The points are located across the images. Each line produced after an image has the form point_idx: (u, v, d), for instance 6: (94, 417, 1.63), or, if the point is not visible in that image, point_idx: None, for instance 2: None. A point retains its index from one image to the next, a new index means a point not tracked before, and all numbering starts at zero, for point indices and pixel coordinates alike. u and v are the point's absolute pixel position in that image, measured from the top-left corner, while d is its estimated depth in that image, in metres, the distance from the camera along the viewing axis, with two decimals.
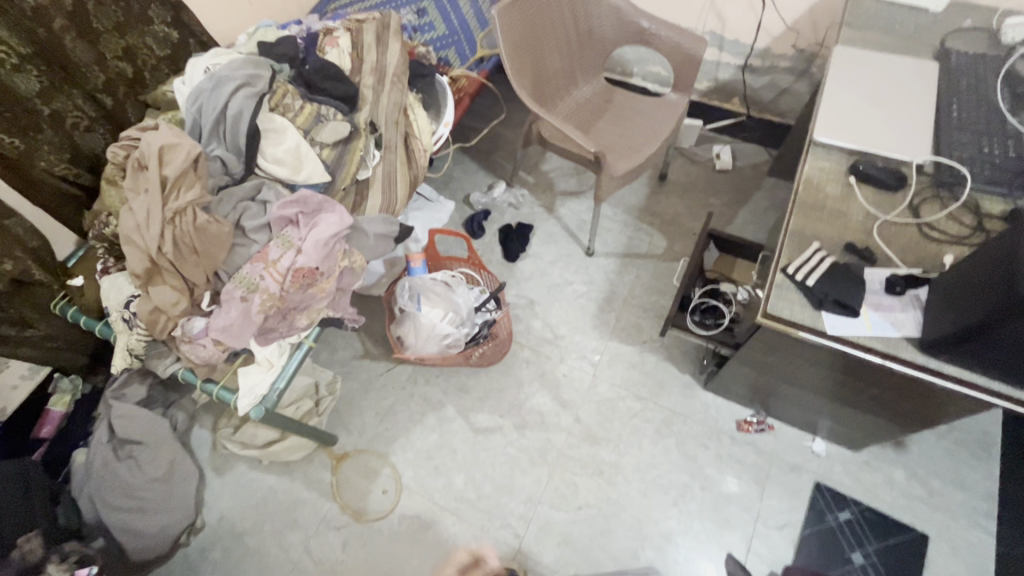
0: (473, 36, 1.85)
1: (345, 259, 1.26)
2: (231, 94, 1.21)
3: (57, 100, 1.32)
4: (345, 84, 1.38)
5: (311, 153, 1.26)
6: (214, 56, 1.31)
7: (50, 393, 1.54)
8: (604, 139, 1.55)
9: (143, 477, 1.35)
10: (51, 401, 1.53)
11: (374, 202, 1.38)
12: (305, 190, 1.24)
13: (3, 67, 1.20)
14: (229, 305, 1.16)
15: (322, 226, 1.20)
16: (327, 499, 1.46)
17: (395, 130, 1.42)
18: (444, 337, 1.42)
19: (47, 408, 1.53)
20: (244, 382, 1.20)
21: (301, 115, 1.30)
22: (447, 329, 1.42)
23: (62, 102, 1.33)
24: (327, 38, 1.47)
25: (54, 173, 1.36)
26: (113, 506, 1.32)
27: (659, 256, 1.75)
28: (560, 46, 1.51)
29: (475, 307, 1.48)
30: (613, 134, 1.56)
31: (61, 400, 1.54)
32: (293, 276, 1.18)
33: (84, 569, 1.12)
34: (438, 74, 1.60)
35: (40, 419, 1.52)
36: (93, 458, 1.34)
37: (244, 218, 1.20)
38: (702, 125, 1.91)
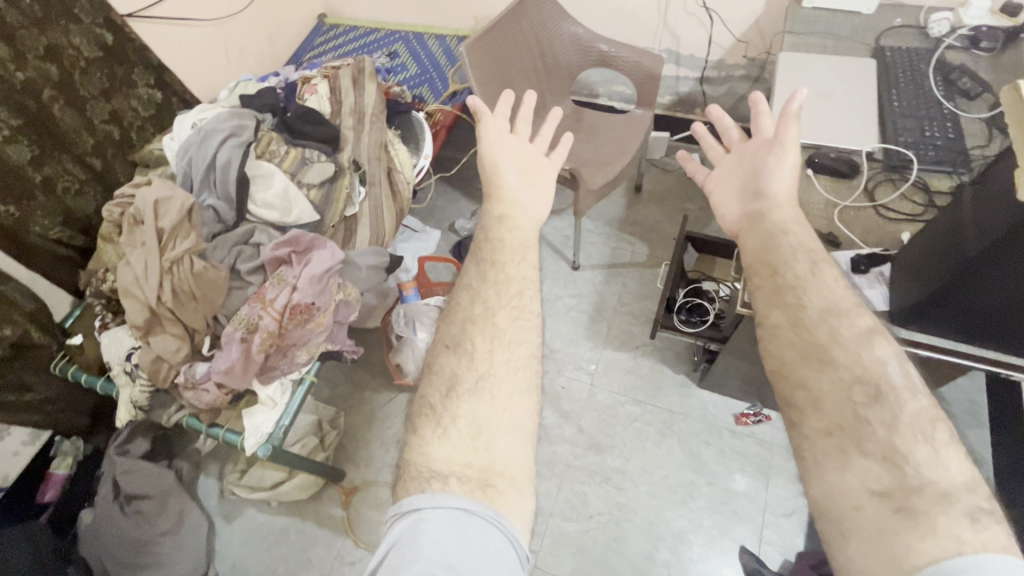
0: (444, 73, 1.94)
1: (340, 292, 1.29)
2: (220, 146, 1.27)
3: (49, 166, 1.37)
4: (327, 127, 1.45)
5: (299, 195, 1.31)
6: (199, 111, 1.38)
7: (51, 457, 1.53)
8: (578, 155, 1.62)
9: (153, 530, 1.34)
10: (53, 464, 1.53)
11: (363, 236, 1.42)
12: (296, 230, 1.29)
13: None
14: (230, 347, 1.18)
15: (315, 262, 1.25)
16: (339, 534, 1.46)
17: (377, 166, 1.48)
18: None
19: (49, 471, 1.52)
20: (250, 422, 1.22)
21: (287, 159, 1.35)
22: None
23: (54, 168, 1.38)
24: (305, 86, 1.55)
25: (49, 237, 1.40)
26: (126, 563, 1.31)
27: (643, 263, 1.81)
28: (527, 73, 1.60)
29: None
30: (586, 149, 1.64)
31: (64, 461, 1.53)
32: (290, 313, 1.21)
33: None
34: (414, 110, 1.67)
35: (42, 483, 1.51)
36: (100, 516, 1.33)
37: (239, 261, 1.24)
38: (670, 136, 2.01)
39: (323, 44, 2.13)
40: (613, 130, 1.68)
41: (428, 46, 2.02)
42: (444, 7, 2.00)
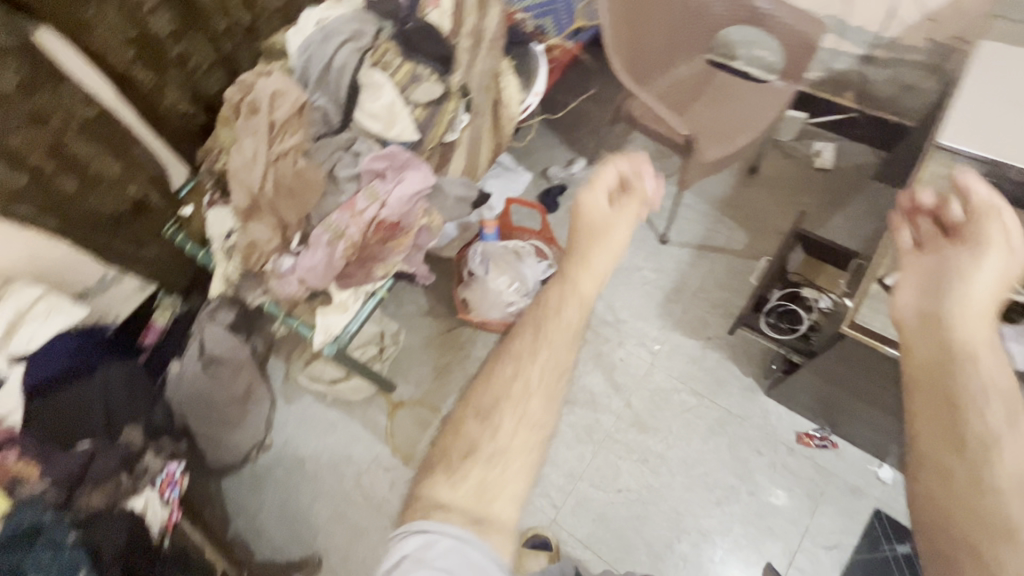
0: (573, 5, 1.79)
1: (425, 217, 1.30)
2: (337, 48, 1.25)
3: (185, 42, 1.45)
4: (443, 45, 1.40)
5: (404, 112, 1.30)
6: (323, 10, 1.35)
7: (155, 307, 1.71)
8: (699, 120, 1.48)
9: (225, 394, 1.49)
10: (154, 313, 1.70)
11: (457, 164, 1.39)
12: (392, 146, 1.28)
13: (142, 8, 1.32)
14: (317, 247, 1.23)
15: (408, 183, 1.25)
16: (380, 440, 1.56)
17: (485, 95, 1.42)
18: (505, 309, 1.47)
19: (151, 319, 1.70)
20: (321, 321, 1.29)
21: (398, 73, 1.34)
22: (509, 302, 1.47)
23: (188, 44, 1.46)
24: None
25: (177, 110, 1.51)
26: (199, 416, 1.47)
27: (738, 251, 1.68)
28: (666, 22, 1.46)
29: (541, 280, 1.50)
30: (709, 115, 1.50)
31: (166, 313, 1.71)
32: (375, 227, 1.24)
33: (174, 464, 1.27)
34: (534, 42, 1.57)
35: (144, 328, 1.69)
36: (183, 371, 1.47)
37: (338, 167, 1.24)
38: (806, 117, 1.79)
39: None
40: (746, 103, 1.51)
41: None
42: None
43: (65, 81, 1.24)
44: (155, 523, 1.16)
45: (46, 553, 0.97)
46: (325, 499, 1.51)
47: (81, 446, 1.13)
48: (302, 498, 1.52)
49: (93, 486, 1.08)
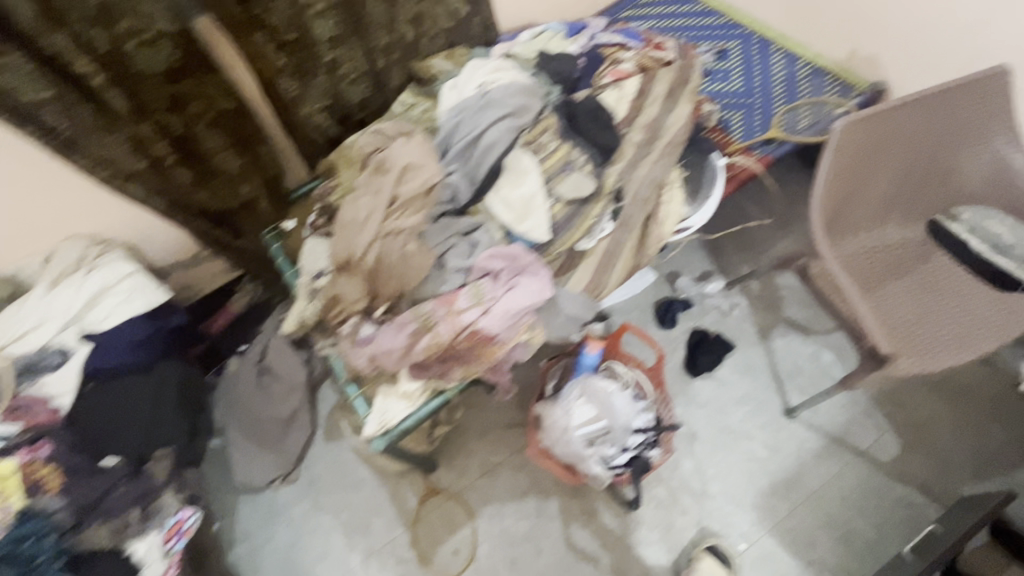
0: (772, 107, 1.50)
1: (526, 333, 1.11)
2: (492, 123, 1.05)
3: (343, 49, 1.37)
4: (610, 135, 1.19)
5: (542, 208, 1.10)
6: (492, 66, 1.16)
7: (236, 290, 1.69)
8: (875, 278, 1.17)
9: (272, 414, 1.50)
10: (233, 298, 1.69)
11: (583, 274, 1.17)
12: (514, 246, 1.09)
13: (310, 11, 1.25)
14: (399, 332, 1.09)
15: (520, 294, 1.07)
16: (403, 524, 1.42)
17: (641, 207, 1.19)
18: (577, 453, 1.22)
19: (229, 303, 1.69)
20: (379, 404, 1.15)
21: (550, 158, 1.14)
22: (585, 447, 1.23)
23: (347, 51, 1.38)
24: (610, 67, 1.35)
25: (313, 120, 1.45)
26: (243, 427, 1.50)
27: (882, 463, 1.35)
28: (894, 175, 1.11)
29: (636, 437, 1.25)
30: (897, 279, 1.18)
31: (244, 297, 1.69)
32: (468, 334, 1.06)
33: (189, 510, 1.18)
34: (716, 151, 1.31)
35: (217, 311, 1.68)
36: (243, 373, 1.55)
37: (449, 255, 1.07)
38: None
39: (650, 6, 1.76)
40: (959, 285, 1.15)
41: (769, 62, 1.58)
42: (817, 19, 1.54)
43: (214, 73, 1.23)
44: None
45: None
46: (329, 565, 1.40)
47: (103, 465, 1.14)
48: (308, 553, 1.42)
49: (104, 519, 1.09)
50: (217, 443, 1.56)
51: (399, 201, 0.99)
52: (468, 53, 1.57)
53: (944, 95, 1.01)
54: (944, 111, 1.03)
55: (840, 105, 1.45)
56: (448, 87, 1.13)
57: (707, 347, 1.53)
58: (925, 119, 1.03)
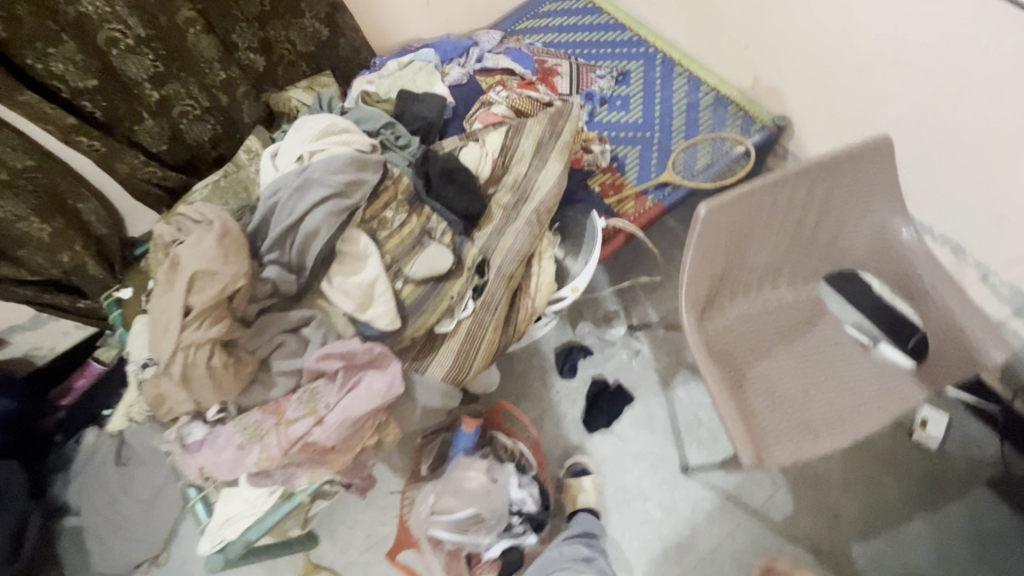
0: (671, 141, 1.37)
1: (375, 434, 0.99)
2: (312, 207, 0.89)
3: (171, 87, 1.16)
4: (471, 199, 1.05)
5: (385, 294, 0.97)
6: (322, 126, 0.97)
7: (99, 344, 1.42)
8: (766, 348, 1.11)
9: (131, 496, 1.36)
10: (97, 353, 1.43)
11: (443, 358, 1.05)
12: (352, 341, 0.95)
13: (116, 48, 1.04)
14: (225, 444, 0.96)
15: (358, 399, 0.93)
16: None
17: (507, 281, 1.05)
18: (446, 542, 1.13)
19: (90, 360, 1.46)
20: (221, 511, 1.04)
21: (397, 234, 1.00)
22: (454, 536, 1.14)
23: (175, 88, 1.17)
24: (482, 109, 1.19)
25: (137, 176, 1.21)
26: (100, 512, 1.36)
27: (775, 521, 1.31)
28: (776, 244, 1.03)
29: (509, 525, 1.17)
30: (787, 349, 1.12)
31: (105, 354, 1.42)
32: (300, 447, 0.93)
33: None
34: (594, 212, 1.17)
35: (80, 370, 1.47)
36: (98, 450, 1.39)
37: (276, 356, 0.93)
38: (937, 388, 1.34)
39: (551, 15, 1.59)
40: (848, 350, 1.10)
41: (671, 87, 1.44)
42: (721, 41, 1.40)
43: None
44: None
45: None
46: None
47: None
48: None
49: None
50: (70, 523, 1.40)
51: (191, 311, 0.84)
52: (334, 80, 1.38)
53: (818, 171, 0.95)
54: (820, 187, 0.97)
55: (741, 141, 1.34)
56: (267, 160, 0.96)
57: (606, 400, 1.43)
58: (802, 195, 0.96)
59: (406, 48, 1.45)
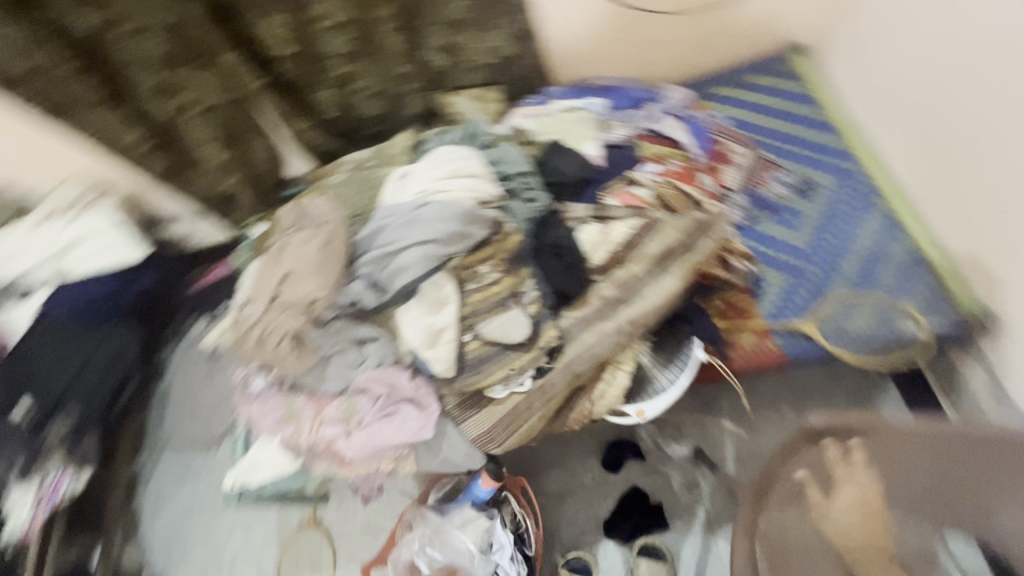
0: (830, 284, 1.17)
1: (392, 462, 1.02)
2: (412, 242, 0.96)
3: (357, 66, 1.23)
4: (572, 280, 0.99)
5: (449, 343, 0.96)
6: (453, 167, 1.03)
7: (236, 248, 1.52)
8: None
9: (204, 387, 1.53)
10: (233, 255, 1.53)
11: (479, 421, 1.00)
12: (399, 374, 0.98)
13: (321, 24, 1.13)
14: (270, 411, 1.04)
15: (386, 433, 0.96)
16: (275, 543, 1.45)
17: (572, 376, 0.98)
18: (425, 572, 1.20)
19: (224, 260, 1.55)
20: (251, 459, 1.14)
21: (483, 290, 0.97)
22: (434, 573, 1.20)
23: (360, 68, 1.24)
24: (624, 185, 1.11)
25: (301, 138, 1.34)
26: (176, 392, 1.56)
27: None
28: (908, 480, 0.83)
29: None
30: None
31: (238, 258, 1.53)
32: (324, 447, 0.99)
33: (65, 476, 1.25)
34: (699, 339, 1.04)
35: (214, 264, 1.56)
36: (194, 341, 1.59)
37: (334, 360, 0.97)
38: None
39: (752, 93, 1.42)
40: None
41: (858, 223, 1.23)
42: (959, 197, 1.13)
43: (219, 58, 1.12)
44: (11, 525, 1.21)
45: None
46: (203, 545, 1.48)
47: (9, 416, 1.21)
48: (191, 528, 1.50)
49: None
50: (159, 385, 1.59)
51: (279, 299, 0.95)
52: (502, 98, 1.37)
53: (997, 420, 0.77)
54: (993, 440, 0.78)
55: (915, 320, 1.12)
56: (396, 182, 1.04)
57: (635, 514, 1.32)
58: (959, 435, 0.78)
59: (582, 86, 1.39)
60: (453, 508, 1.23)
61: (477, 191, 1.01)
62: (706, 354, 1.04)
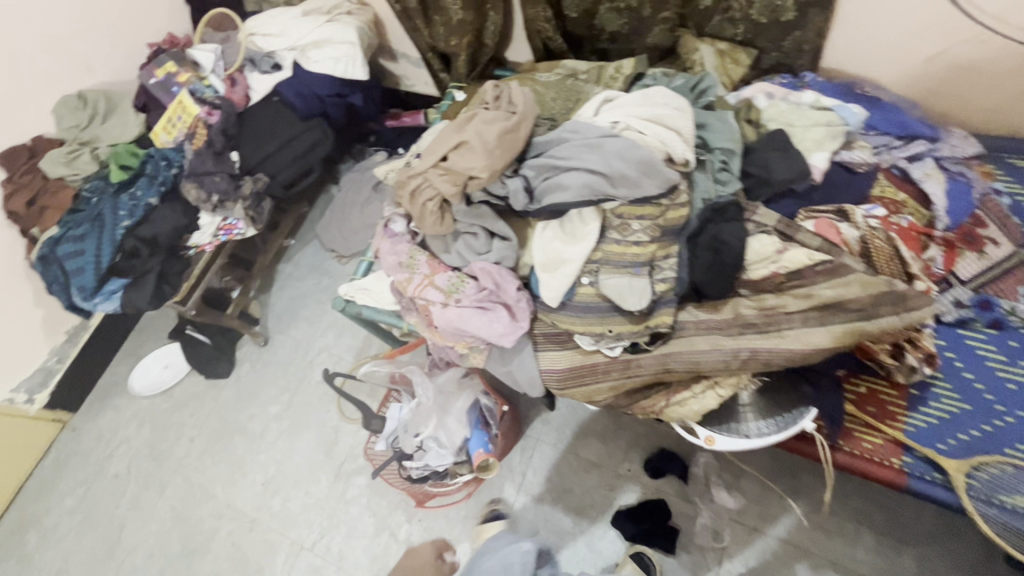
0: (1011, 441, 0.94)
1: (466, 350, 1.08)
2: (581, 165, 0.89)
3: None
4: (715, 279, 0.91)
5: (566, 277, 0.95)
6: (660, 112, 0.91)
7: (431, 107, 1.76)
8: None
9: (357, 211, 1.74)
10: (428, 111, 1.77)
11: (556, 357, 1.02)
12: (510, 279, 1.01)
13: None
14: (394, 253, 1.14)
15: (473, 322, 1.01)
16: (353, 357, 1.68)
17: (662, 369, 0.93)
18: (425, 398, 1.24)
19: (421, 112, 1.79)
20: (364, 283, 1.29)
21: (623, 245, 0.93)
22: (431, 407, 1.23)
23: None
24: (831, 215, 0.95)
25: (534, 24, 1.31)
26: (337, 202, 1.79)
27: None
28: None
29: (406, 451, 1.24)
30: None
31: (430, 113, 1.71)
32: (420, 305, 1.07)
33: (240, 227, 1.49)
34: (814, 409, 0.92)
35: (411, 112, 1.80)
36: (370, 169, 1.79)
37: (463, 239, 1.03)
38: None
39: None
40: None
41: None
42: None
43: None
44: (196, 238, 1.43)
45: (132, 197, 1.38)
46: (306, 326, 1.76)
47: (229, 155, 1.47)
48: (304, 310, 1.79)
49: (198, 183, 1.40)
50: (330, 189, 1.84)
51: (445, 163, 0.94)
52: (749, 65, 1.21)
53: None
54: None
55: None
56: (598, 103, 0.97)
57: (648, 523, 1.30)
58: None
59: (849, 88, 1.17)
60: (470, 413, 1.25)
61: (670, 146, 0.89)
62: (814, 428, 0.91)
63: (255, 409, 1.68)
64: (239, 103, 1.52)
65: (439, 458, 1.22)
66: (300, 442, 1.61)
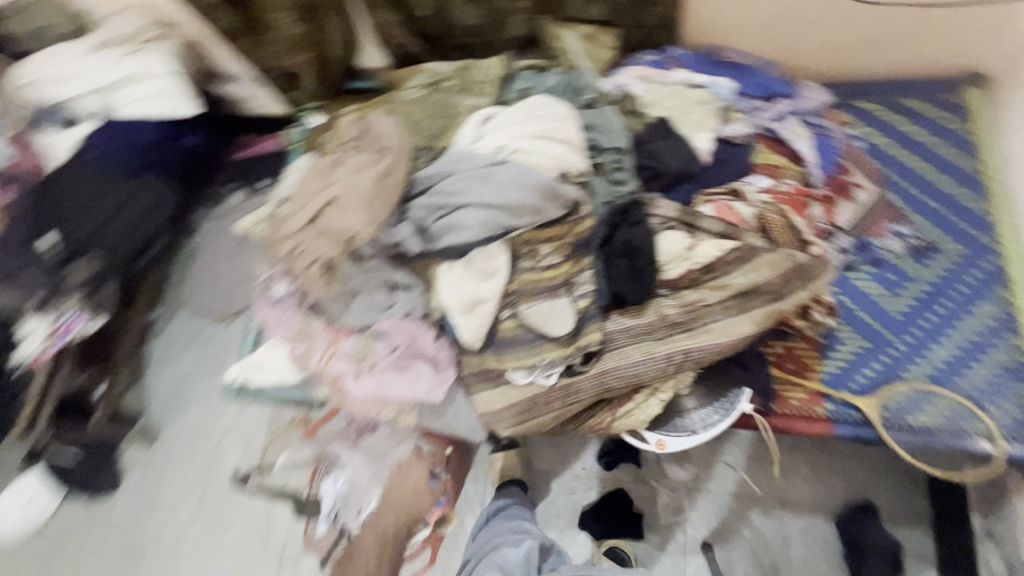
0: (907, 365, 1.04)
1: (394, 414, 0.97)
2: (475, 199, 0.81)
3: None
4: (636, 285, 0.89)
5: (485, 317, 0.87)
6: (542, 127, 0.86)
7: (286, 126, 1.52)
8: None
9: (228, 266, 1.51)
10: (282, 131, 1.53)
11: (493, 398, 0.95)
12: (424, 330, 0.91)
13: None
14: (288, 324, 1.00)
15: (395, 387, 0.91)
16: (266, 428, 1.50)
17: (603, 387, 0.90)
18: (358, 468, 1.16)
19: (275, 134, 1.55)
20: (259, 359, 1.12)
21: (537, 272, 0.87)
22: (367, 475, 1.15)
23: None
24: (725, 195, 0.96)
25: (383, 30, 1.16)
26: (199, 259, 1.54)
27: None
28: None
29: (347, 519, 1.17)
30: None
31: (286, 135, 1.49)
32: (329, 379, 0.94)
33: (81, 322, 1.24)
34: (747, 388, 0.94)
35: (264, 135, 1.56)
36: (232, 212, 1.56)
37: (361, 298, 0.91)
38: None
39: (902, 121, 1.21)
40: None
41: (969, 308, 1.06)
42: None
43: None
44: (21, 354, 1.18)
45: None
46: (201, 407, 1.53)
47: (35, 246, 1.19)
48: (192, 389, 1.55)
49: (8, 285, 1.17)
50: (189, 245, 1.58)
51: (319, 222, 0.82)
52: (616, 45, 1.18)
53: None
54: None
55: (994, 438, 0.97)
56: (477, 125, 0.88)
57: (615, 515, 1.32)
58: None
59: (710, 57, 1.19)
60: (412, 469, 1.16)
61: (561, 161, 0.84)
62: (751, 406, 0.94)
63: (162, 517, 1.45)
64: (30, 173, 1.25)
65: (388, 521, 1.15)
66: (228, 540, 1.41)
